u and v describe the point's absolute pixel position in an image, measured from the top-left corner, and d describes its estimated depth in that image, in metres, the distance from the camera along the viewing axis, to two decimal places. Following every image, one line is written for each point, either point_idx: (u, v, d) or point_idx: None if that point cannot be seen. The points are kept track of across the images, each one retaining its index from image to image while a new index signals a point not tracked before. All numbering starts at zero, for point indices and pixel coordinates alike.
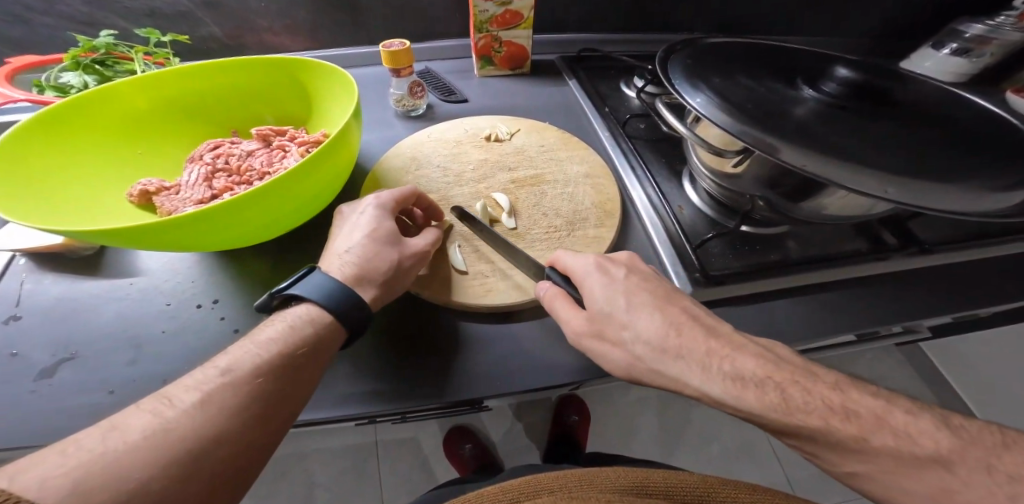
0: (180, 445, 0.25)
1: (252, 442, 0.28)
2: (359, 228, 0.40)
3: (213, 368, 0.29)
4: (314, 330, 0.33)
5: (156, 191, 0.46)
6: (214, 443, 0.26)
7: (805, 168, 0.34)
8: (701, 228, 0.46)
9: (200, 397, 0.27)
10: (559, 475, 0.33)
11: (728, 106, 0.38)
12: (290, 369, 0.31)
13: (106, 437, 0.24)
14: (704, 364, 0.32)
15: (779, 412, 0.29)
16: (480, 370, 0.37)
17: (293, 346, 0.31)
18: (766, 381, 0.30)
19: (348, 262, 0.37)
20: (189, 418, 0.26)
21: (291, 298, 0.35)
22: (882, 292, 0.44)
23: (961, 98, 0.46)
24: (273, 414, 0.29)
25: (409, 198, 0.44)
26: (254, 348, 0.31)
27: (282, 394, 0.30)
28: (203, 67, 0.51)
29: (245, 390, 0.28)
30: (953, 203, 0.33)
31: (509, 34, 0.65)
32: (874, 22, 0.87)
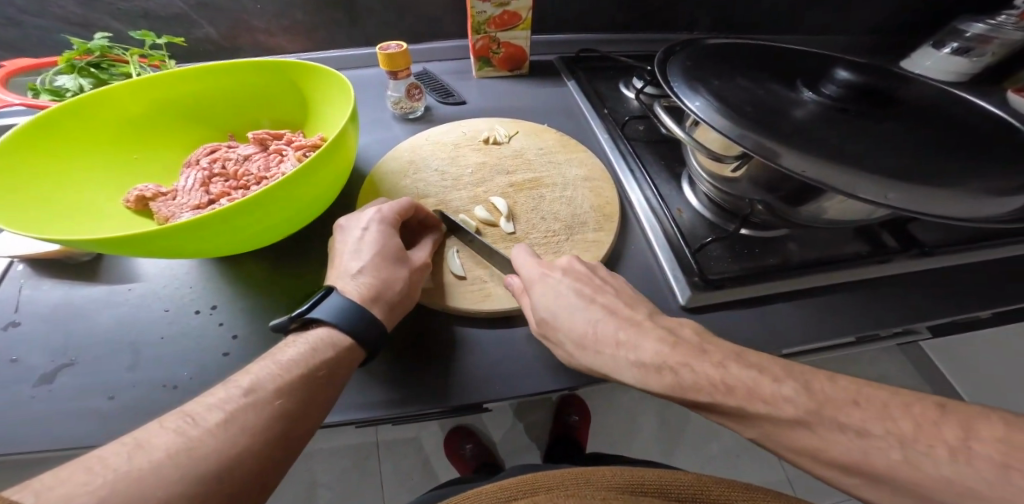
0: (204, 466, 0.25)
1: (270, 462, 0.28)
2: (363, 245, 0.40)
3: (235, 387, 0.29)
4: (335, 354, 0.33)
5: (153, 197, 0.46)
6: (235, 465, 0.26)
7: (806, 174, 0.33)
8: (700, 232, 0.46)
9: (223, 417, 0.27)
10: (557, 474, 0.33)
11: (727, 110, 0.38)
12: (310, 391, 0.31)
13: (134, 455, 0.24)
14: (610, 351, 0.35)
15: (665, 389, 0.32)
16: (479, 374, 0.37)
17: (314, 368, 0.32)
18: (658, 362, 0.33)
19: (363, 283, 0.37)
20: (211, 438, 0.26)
21: (311, 321, 0.34)
22: (883, 295, 0.44)
23: (964, 100, 0.45)
24: (291, 435, 0.29)
25: (409, 211, 0.44)
26: (274, 368, 0.31)
27: (301, 416, 0.30)
28: (199, 70, 0.51)
29: (266, 411, 0.28)
30: (957, 209, 0.33)
31: (507, 35, 0.65)
32: (875, 21, 0.87)
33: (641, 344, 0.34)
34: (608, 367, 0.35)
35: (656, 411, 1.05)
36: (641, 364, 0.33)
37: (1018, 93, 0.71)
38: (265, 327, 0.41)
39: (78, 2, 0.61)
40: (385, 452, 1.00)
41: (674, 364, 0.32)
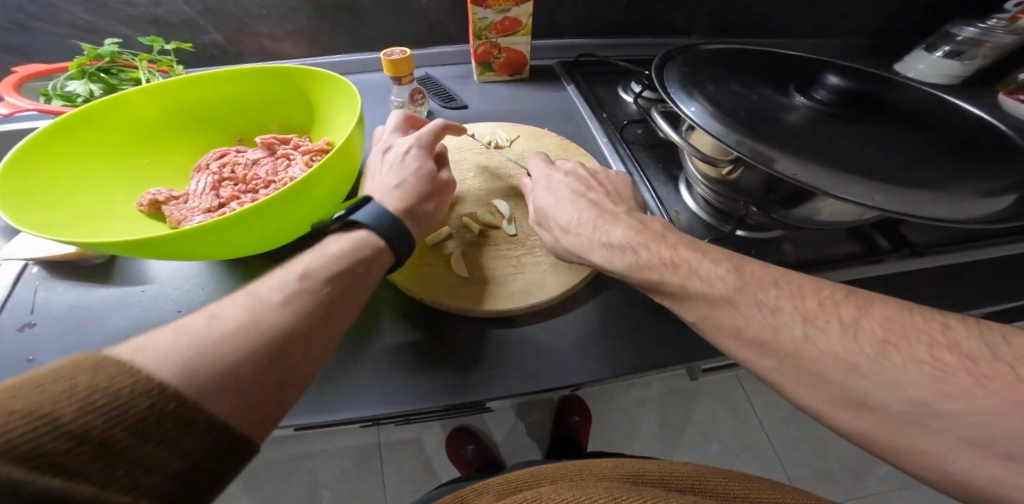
0: (267, 334, 0.27)
1: (321, 342, 0.30)
2: (398, 164, 0.45)
3: (289, 273, 0.32)
4: (369, 251, 0.36)
5: (165, 200, 0.47)
6: (291, 336, 0.28)
7: (797, 178, 0.35)
8: (697, 233, 0.47)
9: (279, 298, 0.29)
10: (558, 467, 0.38)
11: (722, 114, 0.39)
12: (351, 282, 0.34)
13: (208, 322, 0.26)
14: (586, 235, 0.41)
15: (622, 268, 0.38)
16: (483, 370, 0.38)
17: (355, 264, 0.35)
18: (623, 241, 0.39)
19: (396, 196, 0.42)
20: (271, 314, 0.28)
21: (350, 224, 0.38)
22: (876, 294, 0.45)
23: (949, 103, 0.47)
24: (337, 320, 0.32)
25: (437, 134, 0.50)
26: (320, 259, 0.34)
27: (346, 304, 0.33)
28: (208, 76, 0.52)
29: (315, 296, 0.31)
30: (945, 211, 0.34)
31: (508, 40, 0.66)
32: (869, 26, 0.88)
33: (613, 226, 0.40)
34: (582, 245, 0.41)
35: (655, 411, 1.06)
36: (605, 240, 0.40)
37: (1009, 96, 0.73)
38: None
39: (87, 9, 0.62)
40: (388, 453, 1.01)
41: (638, 245, 0.38)
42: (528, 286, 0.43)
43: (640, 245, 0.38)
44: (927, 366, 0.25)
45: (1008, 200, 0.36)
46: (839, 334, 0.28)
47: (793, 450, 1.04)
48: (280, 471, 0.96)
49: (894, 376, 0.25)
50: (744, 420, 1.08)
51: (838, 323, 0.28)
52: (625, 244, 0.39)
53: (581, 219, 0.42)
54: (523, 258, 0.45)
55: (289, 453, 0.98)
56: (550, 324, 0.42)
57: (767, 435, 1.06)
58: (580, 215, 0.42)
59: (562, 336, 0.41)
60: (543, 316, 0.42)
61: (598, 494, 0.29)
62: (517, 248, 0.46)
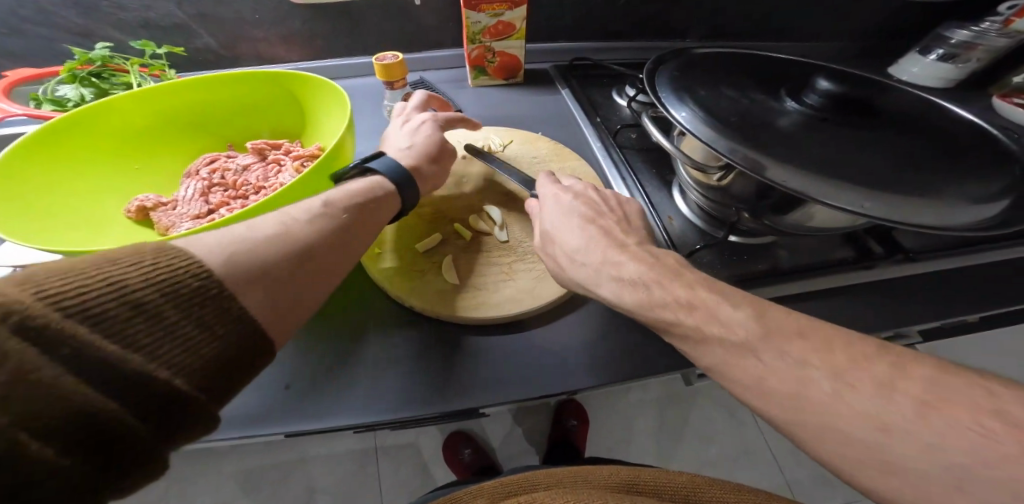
0: (287, 250, 0.30)
1: (334, 264, 0.33)
2: (413, 129, 0.48)
3: (314, 201, 0.35)
4: (381, 193, 0.40)
5: (153, 207, 0.46)
6: (306, 253, 0.31)
7: (787, 185, 0.34)
8: (690, 239, 0.47)
9: (299, 221, 0.32)
10: (556, 471, 0.38)
11: (712, 120, 0.39)
12: (363, 216, 0.37)
13: (238, 233, 0.29)
14: (594, 266, 0.37)
15: (634, 306, 0.34)
16: (473, 376, 0.38)
17: (367, 200, 0.38)
18: (636, 276, 0.35)
19: (407, 153, 0.45)
20: (291, 232, 0.31)
21: (367, 171, 0.42)
22: (871, 300, 0.45)
23: (941, 106, 0.47)
24: (350, 247, 0.35)
25: (456, 119, 0.52)
26: (335, 195, 0.37)
27: (359, 232, 0.36)
28: (198, 80, 0.52)
29: (331, 223, 0.34)
30: (935, 218, 0.34)
31: (502, 44, 0.66)
32: (864, 29, 0.88)
33: (625, 258, 0.36)
34: (591, 277, 0.37)
35: (653, 414, 1.06)
36: (616, 275, 0.36)
37: (1003, 99, 0.73)
38: None
39: (79, 12, 0.61)
40: (385, 457, 1.00)
41: (649, 281, 0.34)
42: (520, 293, 0.42)
43: (654, 282, 0.34)
44: (908, 403, 0.23)
45: (1000, 206, 0.36)
46: (825, 370, 0.26)
47: (790, 452, 1.04)
48: (276, 475, 0.96)
49: (877, 410, 0.24)
50: (742, 423, 1.07)
51: (824, 359, 0.26)
52: (640, 282, 0.34)
53: (591, 248, 0.38)
54: (515, 265, 0.45)
55: (285, 457, 0.98)
56: (541, 333, 0.41)
57: (765, 437, 1.06)
58: (588, 242, 0.39)
59: (553, 346, 0.40)
60: (535, 325, 0.42)
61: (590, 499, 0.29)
62: (508, 254, 0.46)
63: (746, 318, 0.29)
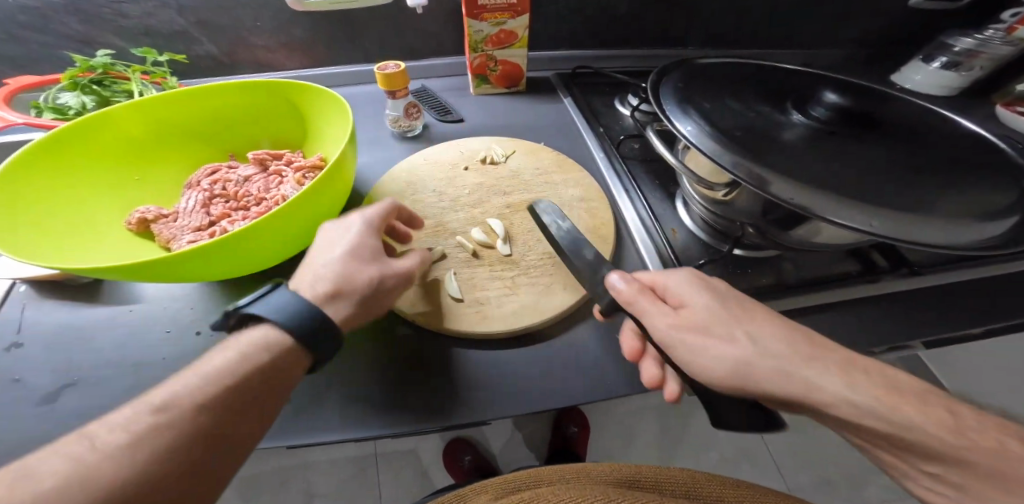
0: (97, 498, 0.22)
1: (183, 494, 0.25)
2: (337, 244, 0.39)
3: (191, 375, 0.29)
4: (273, 356, 0.31)
5: (154, 219, 0.46)
6: (140, 494, 0.23)
7: (794, 202, 0.34)
8: (694, 252, 0.47)
9: (129, 438, 0.24)
10: (556, 469, 0.37)
11: (717, 134, 0.39)
12: (239, 402, 0.28)
13: (14, 486, 0.21)
14: (792, 368, 0.31)
15: (781, 386, 0.30)
16: (478, 390, 0.38)
17: (247, 375, 0.29)
18: (767, 346, 0.32)
19: (320, 281, 0.35)
20: (109, 463, 0.23)
21: (248, 317, 0.32)
22: (876, 314, 0.45)
23: (946, 118, 0.47)
24: (214, 459, 0.26)
25: (390, 212, 0.43)
26: (198, 380, 0.28)
27: (248, 403, 0.29)
28: (200, 90, 0.52)
29: (181, 428, 0.26)
30: (942, 235, 0.34)
31: (504, 53, 0.66)
32: (867, 36, 0.88)
33: (747, 324, 0.33)
34: (726, 356, 0.32)
35: (654, 421, 1.05)
36: (748, 349, 0.32)
37: (1006, 107, 0.72)
38: None
39: (80, 19, 0.61)
40: (385, 463, 1.00)
41: (869, 387, 0.29)
42: (523, 308, 0.42)
43: (788, 349, 0.32)
44: None
45: (1008, 222, 0.36)
46: None
47: (792, 460, 1.04)
48: (275, 481, 0.95)
49: None
50: None
51: None
52: (775, 357, 0.31)
53: (709, 318, 0.34)
54: (517, 279, 0.45)
55: (285, 463, 0.97)
56: (544, 347, 0.41)
57: (766, 444, 1.06)
58: (706, 308, 0.34)
59: (556, 361, 0.40)
60: (538, 339, 0.42)
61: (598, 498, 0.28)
62: (510, 268, 0.46)
63: (863, 379, 0.30)
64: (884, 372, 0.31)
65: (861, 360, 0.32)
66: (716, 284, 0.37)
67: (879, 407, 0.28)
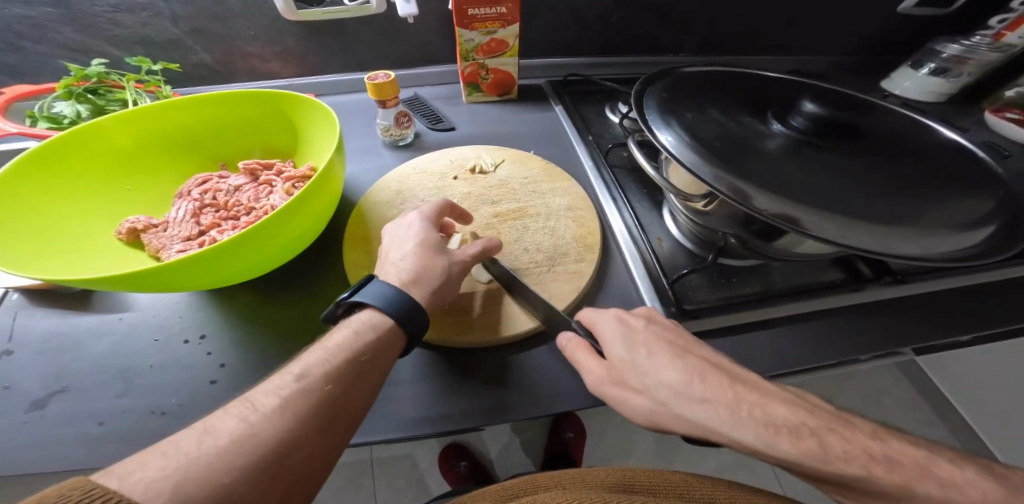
0: (266, 449, 0.26)
1: (321, 451, 0.28)
2: (406, 238, 0.43)
3: (320, 350, 0.32)
4: (377, 335, 0.35)
5: (144, 228, 0.46)
6: (294, 448, 0.27)
7: (770, 214, 0.35)
8: (679, 261, 0.47)
9: (279, 402, 0.28)
10: (555, 475, 0.37)
11: (697, 146, 0.39)
12: (355, 375, 0.32)
13: (202, 441, 0.25)
14: (698, 410, 0.31)
15: (687, 431, 0.32)
16: (462, 399, 0.38)
17: (359, 351, 0.33)
18: (672, 393, 0.33)
19: (403, 269, 0.39)
20: (270, 423, 0.27)
21: (355, 305, 0.37)
22: (861, 323, 0.45)
23: (927, 127, 0.47)
24: (339, 422, 0.30)
25: (443, 210, 0.46)
26: (325, 353, 0.32)
27: (362, 379, 0.32)
28: (191, 100, 0.52)
29: (317, 396, 0.29)
30: (916, 247, 0.34)
31: (495, 61, 0.66)
32: (858, 42, 0.88)
33: (657, 369, 0.34)
34: (641, 406, 0.34)
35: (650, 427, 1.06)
36: (658, 398, 0.33)
37: (995, 113, 0.72)
38: (252, 358, 0.41)
39: (75, 29, 0.62)
40: (382, 468, 1.00)
41: (786, 425, 0.29)
42: (510, 316, 0.42)
43: (685, 394, 0.32)
44: None
45: (984, 232, 0.36)
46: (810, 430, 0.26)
47: None
48: None
49: None
50: None
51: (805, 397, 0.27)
52: (679, 398, 0.32)
53: (624, 369, 0.35)
54: (504, 288, 0.45)
55: None
56: (531, 356, 0.41)
57: None
58: (623, 357, 0.35)
59: (542, 368, 0.40)
60: (524, 348, 0.42)
61: (591, 499, 0.29)
62: (498, 276, 0.46)
63: (745, 416, 0.30)
64: (764, 403, 0.31)
65: (749, 391, 0.32)
66: (638, 325, 0.37)
67: (755, 443, 0.29)
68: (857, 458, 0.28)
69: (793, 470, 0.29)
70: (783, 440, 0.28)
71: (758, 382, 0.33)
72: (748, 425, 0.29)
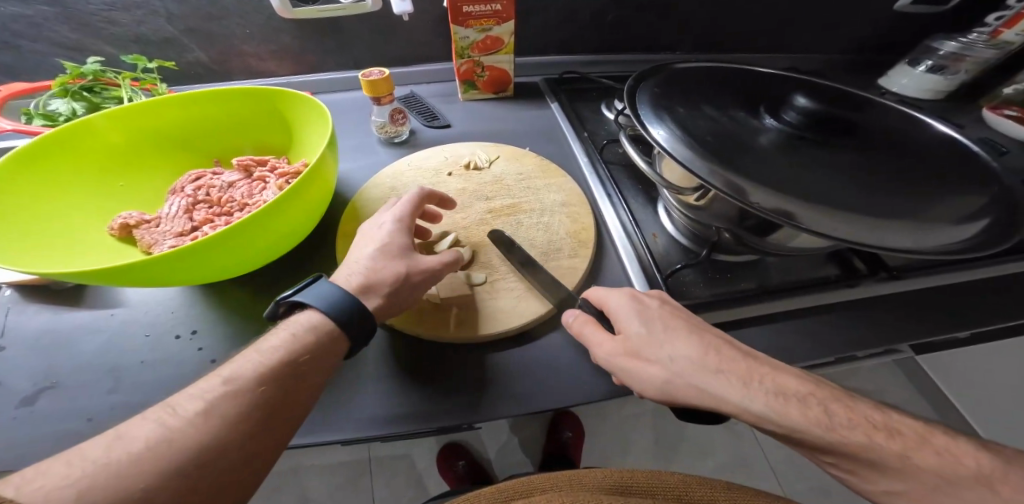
0: (186, 456, 0.26)
1: (251, 455, 0.28)
2: (370, 241, 0.42)
3: (255, 352, 0.32)
4: (316, 337, 0.34)
5: (136, 224, 0.46)
6: (218, 451, 0.27)
7: (764, 208, 0.34)
8: (674, 257, 0.47)
9: (203, 407, 0.28)
10: (549, 476, 0.36)
11: (690, 141, 0.39)
12: (292, 379, 0.31)
13: (111, 447, 0.25)
14: (714, 380, 0.33)
15: (700, 402, 0.33)
16: (454, 394, 0.38)
17: (295, 353, 0.32)
18: (688, 364, 0.34)
19: (355, 274, 0.39)
20: (191, 429, 0.27)
21: (296, 305, 0.35)
22: (858, 316, 0.45)
23: (921, 122, 0.47)
24: (273, 424, 0.29)
25: (417, 206, 0.45)
26: (259, 356, 0.31)
27: (301, 379, 0.31)
28: (186, 97, 0.52)
29: (246, 399, 0.29)
30: (908, 240, 0.34)
31: (490, 59, 0.66)
32: (855, 40, 0.88)
33: (673, 343, 0.35)
34: (654, 378, 0.34)
35: (649, 426, 1.05)
36: (674, 370, 0.34)
37: (993, 111, 0.72)
38: None
39: (71, 27, 0.62)
40: (380, 468, 1.00)
41: (800, 395, 0.32)
42: (503, 311, 0.42)
43: (700, 366, 0.33)
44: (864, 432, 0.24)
45: (977, 226, 0.36)
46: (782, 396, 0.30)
47: (787, 465, 1.04)
48: (269, 485, 0.95)
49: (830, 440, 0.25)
50: (738, 434, 1.07)
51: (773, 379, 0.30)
52: (695, 369, 0.33)
53: (642, 342, 0.35)
54: (496, 283, 0.45)
55: (280, 467, 0.97)
56: (524, 350, 0.41)
57: (760, 448, 1.06)
58: (641, 331, 0.35)
59: (536, 364, 0.40)
60: (518, 344, 0.41)
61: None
62: (488, 273, 0.46)
63: (757, 385, 0.32)
64: (774, 375, 0.33)
65: (760, 365, 0.34)
66: (652, 303, 0.38)
67: (768, 411, 0.31)
68: (859, 426, 0.31)
69: (795, 438, 0.31)
70: (792, 408, 0.31)
71: (768, 359, 0.35)
72: (762, 395, 0.32)
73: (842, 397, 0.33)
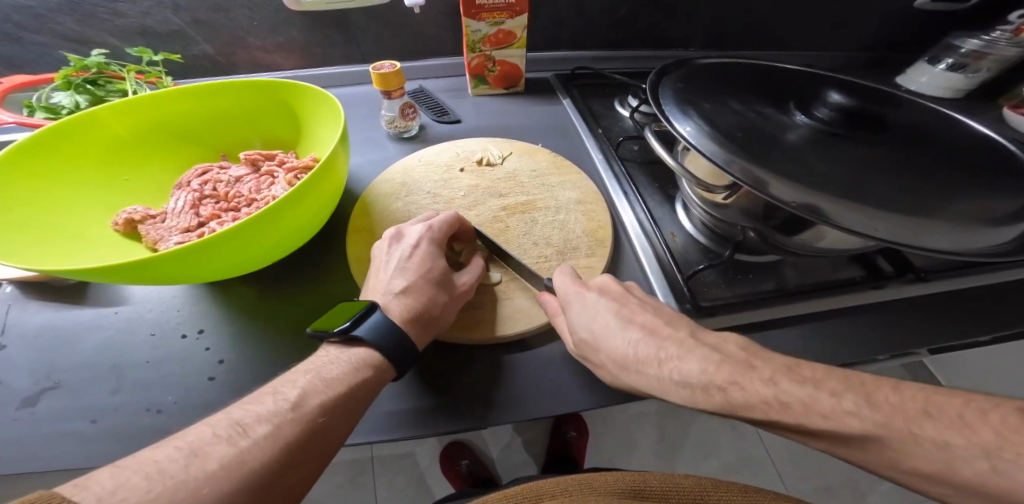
0: (253, 481, 0.25)
1: (299, 484, 0.28)
2: (410, 263, 0.40)
3: (316, 377, 0.32)
4: (363, 376, 0.33)
5: (141, 219, 0.45)
6: (279, 479, 0.27)
7: (794, 204, 0.33)
8: (693, 256, 0.46)
9: (271, 429, 0.28)
10: (559, 480, 0.33)
11: (717, 137, 0.38)
12: (347, 407, 0.31)
13: (191, 465, 0.24)
14: (648, 373, 0.33)
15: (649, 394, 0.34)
16: (469, 397, 0.36)
17: (356, 387, 0.32)
18: (619, 364, 0.34)
19: (403, 304, 0.37)
20: (260, 451, 0.26)
21: (353, 338, 0.34)
22: (883, 319, 0.43)
23: (951, 118, 0.45)
24: (324, 450, 0.29)
25: (453, 226, 0.44)
26: (320, 382, 0.31)
27: (356, 411, 0.31)
28: (196, 90, 0.51)
29: (311, 428, 0.29)
30: (945, 240, 0.32)
31: (502, 53, 0.65)
32: (871, 38, 0.86)
33: (606, 344, 0.35)
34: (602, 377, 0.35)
35: (654, 427, 1.04)
36: (615, 371, 0.35)
37: (1013, 110, 0.71)
38: (252, 352, 0.40)
39: (74, 19, 0.61)
40: (382, 467, 0.99)
41: (719, 383, 0.30)
42: (521, 311, 0.41)
43: (625, 366, 0.34)
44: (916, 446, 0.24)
45: (1015, 227, 0.34)
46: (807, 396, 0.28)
47: (793, 469, 1.02)
48: None
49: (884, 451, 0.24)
50: (743, 434, 1.06)
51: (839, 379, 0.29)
52: (626, 366, 0.34)
53: (580, 345, 0.36)
54: (512, 284, 0.44)
55: None
56: (542, 352, 0.40)
57: (766, 449, 1.04)
58: (576, 332, 0.36)
59: (553, 366, 0.39)
60: (533, 346, 0.40)
61: None
62: (504, 272, 0.45)
63: (670, 379, 0.32)
64: (678, 364, 0.32)
65: (669, 352, 0.33)
66: (593, 299, 0.38)
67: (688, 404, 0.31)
68: (761, 406, 0.28)
69: None
70: (703, 400, 0.30)
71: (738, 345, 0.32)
72: (674, 391, 0.31)
73: (744, 373, 0.30)
